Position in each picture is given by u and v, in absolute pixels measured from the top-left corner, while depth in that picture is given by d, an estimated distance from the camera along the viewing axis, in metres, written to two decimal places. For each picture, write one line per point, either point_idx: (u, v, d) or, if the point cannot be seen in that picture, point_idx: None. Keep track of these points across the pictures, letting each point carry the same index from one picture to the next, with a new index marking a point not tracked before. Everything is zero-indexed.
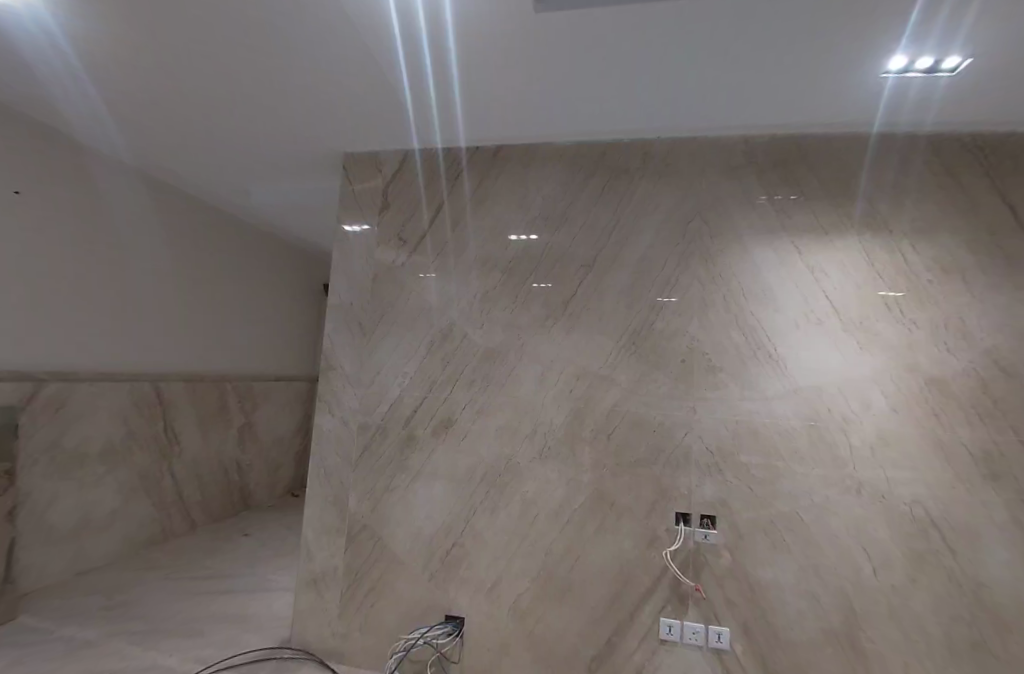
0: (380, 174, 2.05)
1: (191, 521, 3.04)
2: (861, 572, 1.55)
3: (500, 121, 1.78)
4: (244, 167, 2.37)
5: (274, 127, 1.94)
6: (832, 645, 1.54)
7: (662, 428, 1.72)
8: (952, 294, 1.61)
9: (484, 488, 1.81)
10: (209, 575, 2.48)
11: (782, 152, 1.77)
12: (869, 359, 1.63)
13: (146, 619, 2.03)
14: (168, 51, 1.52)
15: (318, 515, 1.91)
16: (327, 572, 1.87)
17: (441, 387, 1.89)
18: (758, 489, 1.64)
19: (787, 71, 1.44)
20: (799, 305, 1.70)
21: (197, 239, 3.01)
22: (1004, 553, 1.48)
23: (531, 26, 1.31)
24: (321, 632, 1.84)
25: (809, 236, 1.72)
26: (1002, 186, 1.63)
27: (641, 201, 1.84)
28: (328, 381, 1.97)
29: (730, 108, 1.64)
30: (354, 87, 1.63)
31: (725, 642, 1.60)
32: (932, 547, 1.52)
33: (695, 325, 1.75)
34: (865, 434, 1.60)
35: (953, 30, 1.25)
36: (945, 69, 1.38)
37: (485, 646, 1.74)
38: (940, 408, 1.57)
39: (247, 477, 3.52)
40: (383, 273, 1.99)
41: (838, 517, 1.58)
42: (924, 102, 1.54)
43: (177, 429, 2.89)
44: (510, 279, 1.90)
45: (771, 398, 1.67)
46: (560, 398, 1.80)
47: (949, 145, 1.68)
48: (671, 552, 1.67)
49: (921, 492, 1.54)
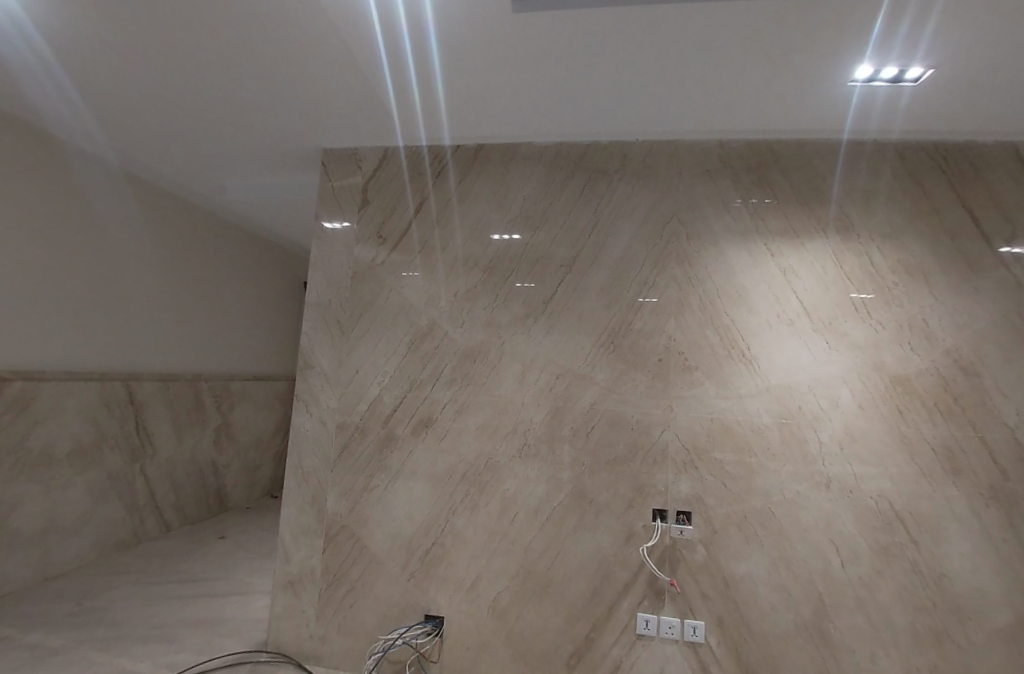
0: (360, 171, 2.07)
1: (165, 524, 3.01)
2: (831, 565, 1.60)
3: (484, 120, 1.82)
4: (225, 162, 2.37)
5: (255, 122, 1.94)
6: (802, 638, 1.59)
7: (640, 426, 1.76)
8: (917, 295, 1.68)
9: (463, 486, 1.83)
10: (185, 579, 2.47)
11: (757, 156, 1.82)
12: (837, 358, 1.69)
13: (117, 625, 2.02)
14: (149, 45, 1.54)
15: (296, 516, 1.91)
16: (304, 573, 1.87)
17: (422, 386, 1.91)
18: (731, 485, 1.68)
19: (761, 77, 1.48)
20: (771, 305, 1.74)
21: (173, 237, 3.01)
22: (963, 543, 1.56)
23: (508, 24, 1.34)
24: (298, 634, 1.85)
25: (781, 238, 1.77)
26: (962, 193, 1.70)
27: (621, 202, 1.88)
28: (305, 380, 1.98)
29: (707, 114, 1.69)
30: (336, 83, 1.65)
31: (700, 636, 1.64)
32: (896, 539, 1.58)
33: (672, 324, 1.79)
34: (834, 430, 1.66)
35: (914, 41, 1.30)
36: (908, 79, 1.44)
37: (463, 645, 1.75)
38: (904, 405, 1.64)
39: (223, 479, 3.50)
40: (364, 272, 2.01)
41: (808, 512, 1.63)
42: (891, 111, 1.60)
43: (149, 429, 2.87)
44: (491, 279, 1.93)
45: (743, 396, 1.72)
46: (539, 397, 1.83)
47: (914, 152, 1.75)
48: (647, 549, 1.70)
49: (887, 486, 1.61)
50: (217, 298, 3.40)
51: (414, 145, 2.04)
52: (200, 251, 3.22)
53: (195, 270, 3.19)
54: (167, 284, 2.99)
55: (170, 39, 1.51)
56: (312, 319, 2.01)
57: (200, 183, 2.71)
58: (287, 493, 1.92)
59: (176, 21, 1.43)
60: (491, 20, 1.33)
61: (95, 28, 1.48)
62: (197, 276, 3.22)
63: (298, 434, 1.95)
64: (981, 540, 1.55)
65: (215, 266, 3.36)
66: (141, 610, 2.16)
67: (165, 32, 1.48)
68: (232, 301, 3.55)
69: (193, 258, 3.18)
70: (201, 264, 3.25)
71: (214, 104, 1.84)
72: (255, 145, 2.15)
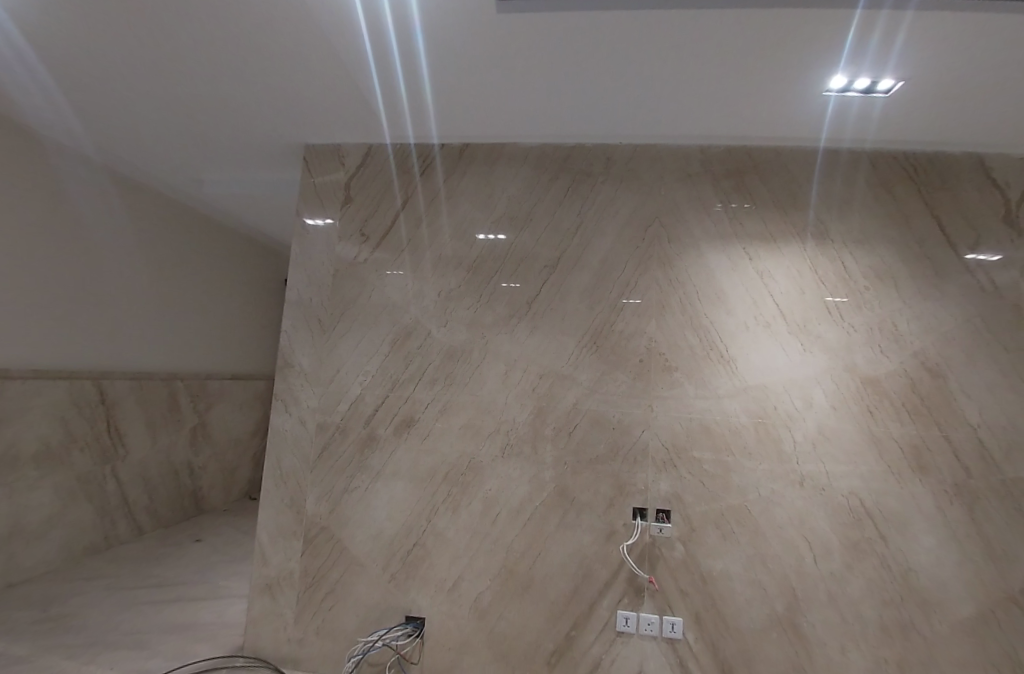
0: (343, 167, 2.05)
1: (138, 527, 2.92)
2: (804, 561, 1.65)
3: (469, 120, 1.82)
4: (203, 156, 2.31)
5: (235, 116, 1.90)
6: (776, 632, 1.63)
7: (621, 425, 1.78)
8: (887, 299, 1.74)
9: (446, 487, 1.83)
10: (158, 584, 2.40)
11: (736, 162, 1.86)
12: (811, 359, 1.73)
13: (86, 632, 1.95)
14: (128, 38, 1.50)
15: (274, 517, 1.88)
16: (282, 576, 1.84)
17: (404, 385, 1.90)
18: (709, 484, 1.71)
19: (742, 84, 1.51)
20: (749, 308, 1.78)
21: (149, 233, 2.93)
22: (928, 539, 1.62)
23: (493, 25, 1.34)
24: (276, 638, 1.82)
25: (759, 243, 1.81)
26: (931, 201, 1.77)
27: (604, 204, 1.90)
28: (285, 379, 1.94)
29: (689, 120, 1.72)
30: (321, 80, 1.64)
31: (678, 632, 1.66)
32: (866, 535, 1.64)
33: (653, 325, 1.81)
34: (808, 430, 1.70)
35: (885, 54, 1.35)
36: (880, 90, 1.49)
37: (444, 645, 1.75)
38: (875, 406, 1.69)
39: (200, 481, 3.42)
40: (347, 270, 1.98)
41: (783, 509, 1.68)
42: (864, 121, 1.65)
43: (122, 430, 2.79)
44: (475, 279, 1.92)
45: (721, 396, 1.75)
46: (522, 397, 1.84)
47: (886, 161, 1.81)
48: (627, 547, 1.72)
49: (857, 483, 1.66)
50: (195, 295, 3.32)
51: (398, 143, 2.03)
52: (177, 247, 3.14)
53: (172, 267, 3.11)
54: (143, 280, 2.91)
55: (150, 32, 1.47)
56: (292, 317, 1.98)
57: (177, 177, 2.65)
58: (265, 494, 1.89)
59: (155, 14, 1.40)
60: (477, 20, 1.33)
61: (71, 19, 1.44)
62: (174, 273, 3.13)
63: (276, 435, 1.91)
64: (945, 536, 1.62)
65: (193, 263, 3.28)
66: (111, 615, 2.09)
67: (145, 25, 1.45)
68: (211, 299, 3.47)
69: (170, 254, 3.09)
70: (179, 261, 3.16)
71: (192, 96, 1.80)
72: (235, 140, 2.11)
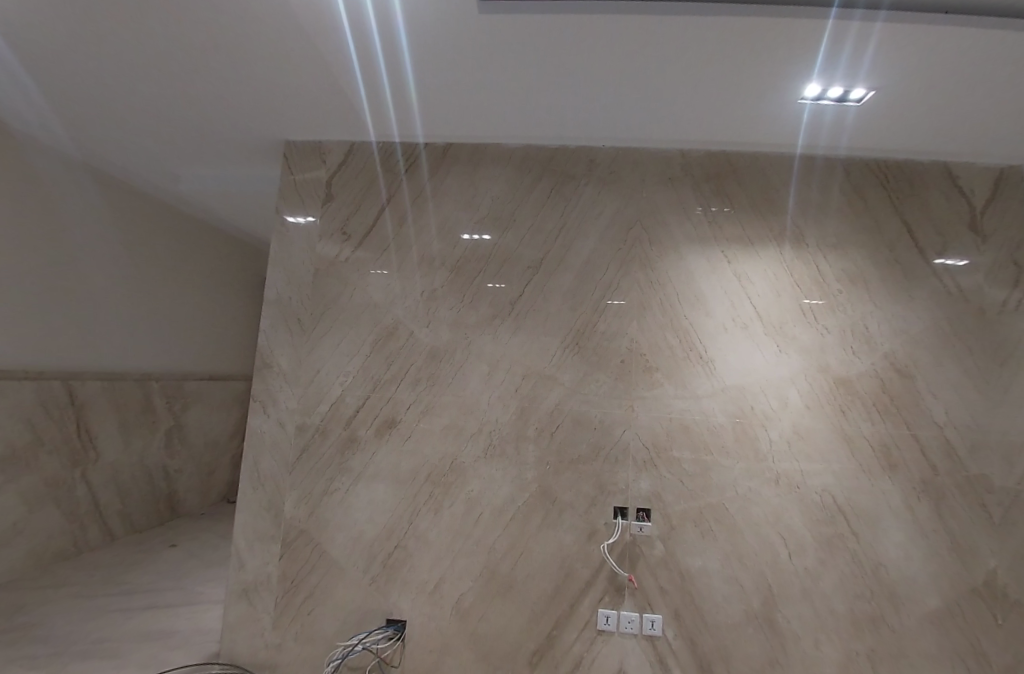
0: (324, 165, 2.02)
1: (110, 532, 2.83)
2: (779, 557, 1.69)
3: (453, 120, 1.81)
4: (179, 151, 2.25)
5: (213, 111, 1.85)
6: (752, 627, 1.67)
7: (603, 426, 1.79)
8: (858, 302, 1.79)
9: (428, 488, 1.82)
10: (129, 591, 2.33)
11: (716, 167, 1.90)
12: (786, 360, 1.78)
13: (52, 643, 1.89)
14: (105, 31, 1.46)
15: (251, 521, 1.84)
16: (259, 580, 1.81)
17: (386, 386, 1.88)
18: (688, 483, 1.74)
19: (722, 91, 1.54)
20: (727, 309, 1.82)
21: (125, 230, 2.84)
22: (896, 534, 1.67)
23: (478, 26, 1.34)
24: (252, 644, 1.78)
25: (736, 246, 1.85)
26: (900, 208, 1.83)
27: (587, 205, 1.91)
28: (263, 380, 1.90)
29: (669, 125, 1.75)
30: (303, 77, 1.61)
31: (658, 630, 1.68)
32: (838, 531, 1.68)
33: (634, 326, 1.83)
34: (783, 429, 1.75)
35: (856, 65, 1.39)
36: (852, 99, 1.53)
37: (425, 648, 1.74)
38: (847, 405, 1.74)
39: (175, 484, 3.34)
40: (327, 269, 1.96)
41: (759, 507, 1.71)
42: (838, 128, 1.70)
43: (93, 432, 2.70)
44: (458, 279, 1.92)
45: (700, 397, 1.78)
46: (505, 397, 1.84)
47: (859, 168, 1.87)
48: (608, 546, 1.73)
49: (830, 481, 1.71)
50: (172, 294, 3.23)
51: (381, 141, 2.01)
52: (153, 244, 3.06)
53: (148, 265, 3.02)
54: (117, 278, 2.82)
55: (128, 27, 1.44)
56: (270, 317, 1.94)
57: (154, 173, 2.58)
58: (242, 497, 1.85)
59: (133, 8, 1.36)
60: (462, 21, 1.33)
61: (44, 10, 1.40)
62: (150, 271, 3.05)
63: (254, 437, 1.87)
64: (913, 531, 1.67)
65: (170, 261, 3.20)
66: (79, 625, 2.02)
67: (124, 20, 1.41)
68: (188, 298, 3.38)
69: (146, 252, 3.01)
70: (155, 259, 3.08)
71: (168, 91, 1.75)
72: (213, 136, 2.06)
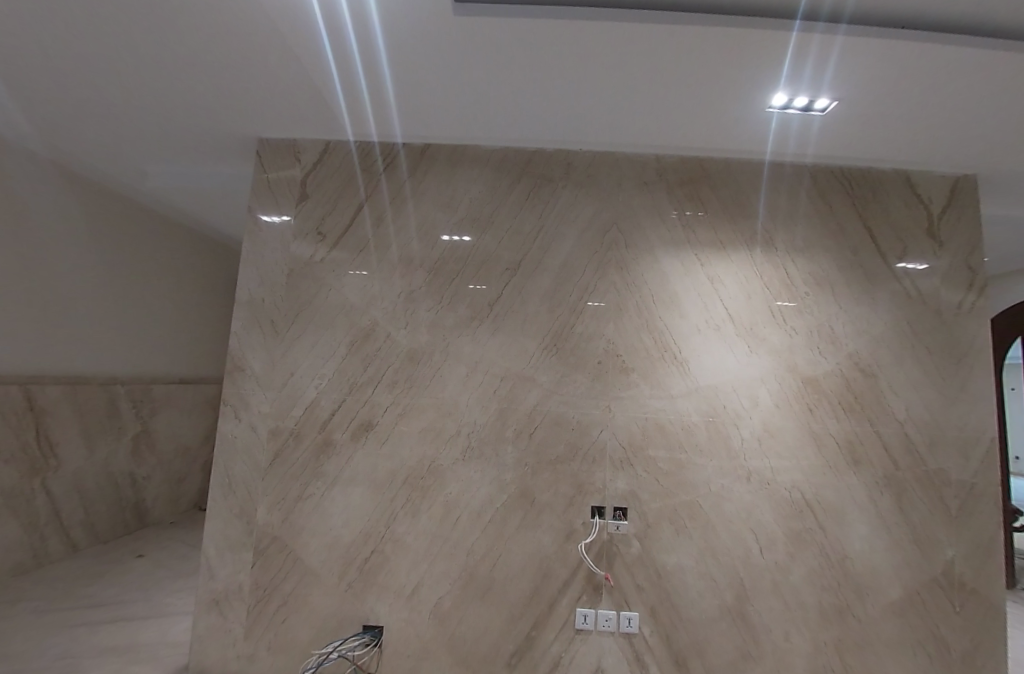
0: (298, 163, 1.98)
1: (72, 544, 2.69)
2: (751, 552, 1.73)
3: (430, 121, 1.80)
4: (146, 148, 2.17)
5: (184, 108, 1.80)
6: (725, 621, 1.71)
7: (580, 426, 1.81)
8: (824, 304, 1.86)
9: (405, 491, 1.80)
10: (92, 604, 2.23)
11: (690, 172, 1.94)
12: (757, 360, 1.83)
13: (8, 661, 1.80)
14: (72, 25, 1.42)
15: (222, 528, 1.79)
16: (231, 589, 1.75)
17: (362, 388, 1.86)
18: (664, 481, 1.77)
19: (694, 100, 1.59)
20: (700, 311, 1.86)
21: (92, 229, 2.75)
22: (860, 527, 1.74)
23: (455, 30, 1.35)
24: (223, 655, 1.72)
25: (709, 250, 1.89)
26: (863, 213, 1.91)
27: (565, 208, 1.93)
28: (234, 383, 1.85)
29: (643, 132, 1.79)
30: (277, 76, 1.59)
31: (634, 627, 1.71)
32: (807, 525, 1.74)
33: (611, 327, 1.86)
34: (754, 427, 1.79)
35: (819, 76, 1.44)
36: (816, 109, 1.58)
37: (402, 653, 1.72)
38: (814, 403, 1.80)
39: (143, 492, 3.21)
40: (301, 270, 1.92)
41: (732, 504, 1.76)
42: (804, 137, 1.75)
43: (53, 439, 2.58)
44: (436, 280, 1.91)
45: (675, 396, 1.81)
46: (483, 399, 1.84)
47: (825, 175, 1.94)
48: (586, 546, 1.75)
49: (798, 477, 1.76)
50: (142, 295, 3.13)
51: (359, 141, 1.99)
52: (123, 243, 2.96)
53: (116, 264, 2.92)
54: (84, 278, 2.71)
55: (96, 23, 1.40)
56: (242, 318, 1.89)
57: (122, 171, 2.49)
58: (212, 504, 1.79)
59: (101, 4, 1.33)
60: (439, 24, 1.34)
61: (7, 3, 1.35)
62: (119, 271, 2.94)
63: (224, 442, 1.82)
64: (876, 524, 1.74)
65: (139, 261, 3.09)
66: (38, 641, 1.93)
67: (90, 15, 1.38)
68: (159, 299, 3.27)
69: (116, 251, 2.91)
70: (125, 259, 2.98)
71: (138, 88, 1.70)
72: (183, 133, 2.00)
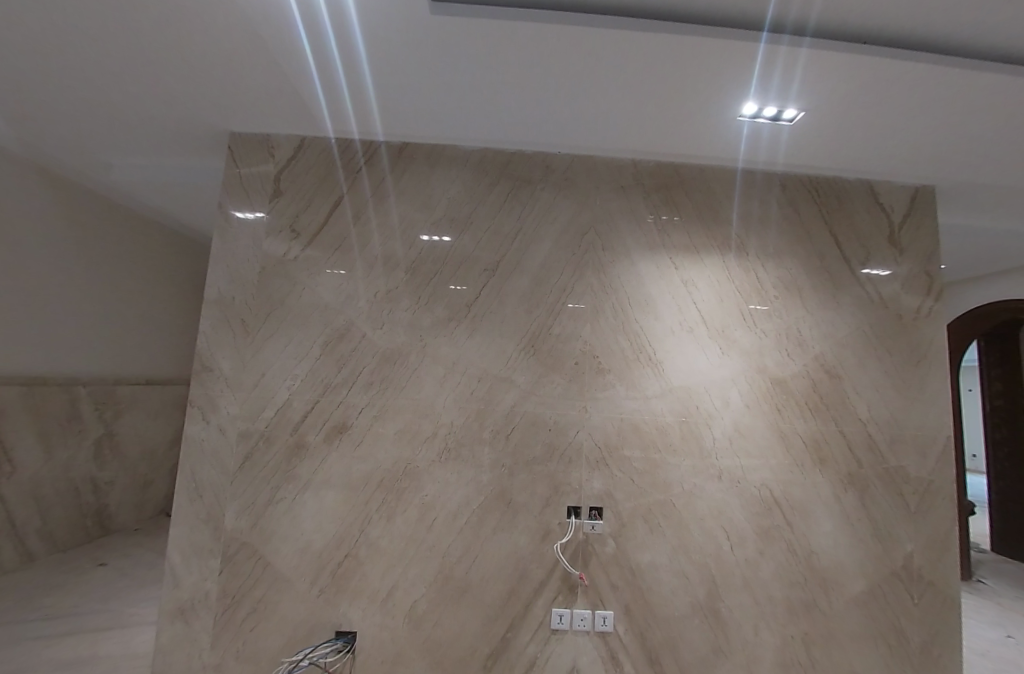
0: (272, 159, 1.93)
1: (27, 554, 2.56)
2: (722, 549, 1.77)
3: (409, 120, 1.79)
4: (110, 140, 2.08)
5: (152, 100, 1.74)
6: (698, 617, 1.74)
7: (557, 427, 1.82)
8: (793, 308, 1.92)
9: (380, 494, 1.77)
10: (47, 615, 2.13)
11: (665, 177, 1.98)
12: (728, 362, 1.87)
13: None
14: (33, 11, 1.36)
15: (188, 534, 1.72)
16: (197, 597, 1.69)
17: (337, 389, 1.82)
18: (639, 481, 1.80)
19: (668, 107, 1.62)
20: (674, 313, 1.90)
21: (54, 223, 2.63)
22: (825, 523, 1.80)
23: (434, 31, 1.35)
24: (187, 665, 1.66)
25: (683, 253, 1.93)
26: (829, 220, 1.98)
27: (543, 210, 1.94)
28: (202, 383, 1.79)
29: (619, 137, 1.82)
30: (250, 71, 1.56)
31: (609, 625, 1.72)
32: (775, 522, 1.79)
33: (587, 329, 1.87)
34: (725, 427, 1.84)
35: (787, 87, 1.49)
36: (785, 118, 1.64)
37: (376, 657, 1.69)
38: (782, 403, 1.86)
39: (105, 498, 3.08)
40: (274, 267, 1.88)
41: (704, 502, 1.79)
42: (774, 145, 1.80)
43: (9, 443, 2.46)
44: (413, 280, 1.89)
45: (649, 397, 1.84)
46: (460, 400, 1.83)
47: (794, 182, 2.00)
48: (562, 546, 1.76)
49: (767, 476, 1.81)
50: (107, 292, 3.01)
51: (336, 138, 1.96)
52: (88, 238, 2.84)
53: (80, 260, 2.80)
54: (44, 274, 2.59)
55: (61, 10, 1.35)
56: (210, 317, 1.83)
57: (87, 164, 2.39)
58: (178, 510, 1.73)
59: None
60: (418, 24, 1.33)
61: None
62: (83, 267, 2.82)
63: (191, 444, 1.76)
64: (840, 520, 1.81)
65: (105, 256, 2.97)
66: None
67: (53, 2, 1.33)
68: (125, 297, 3.15)
69: (80, 247, 2.79)
70: (90, 255, 2.86)
71: (103, 79, 1.64)
72: (150, 126, 1.93)
